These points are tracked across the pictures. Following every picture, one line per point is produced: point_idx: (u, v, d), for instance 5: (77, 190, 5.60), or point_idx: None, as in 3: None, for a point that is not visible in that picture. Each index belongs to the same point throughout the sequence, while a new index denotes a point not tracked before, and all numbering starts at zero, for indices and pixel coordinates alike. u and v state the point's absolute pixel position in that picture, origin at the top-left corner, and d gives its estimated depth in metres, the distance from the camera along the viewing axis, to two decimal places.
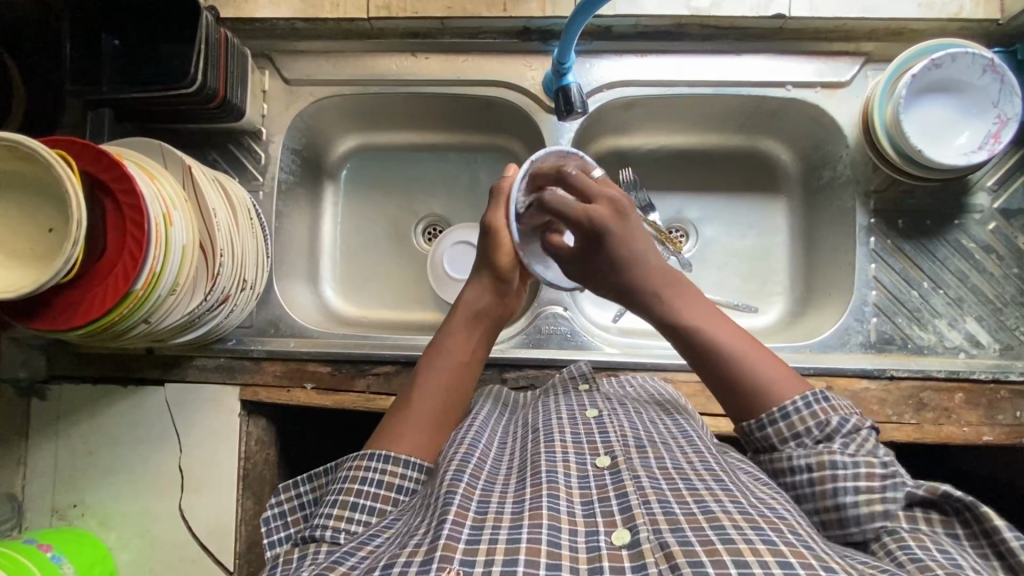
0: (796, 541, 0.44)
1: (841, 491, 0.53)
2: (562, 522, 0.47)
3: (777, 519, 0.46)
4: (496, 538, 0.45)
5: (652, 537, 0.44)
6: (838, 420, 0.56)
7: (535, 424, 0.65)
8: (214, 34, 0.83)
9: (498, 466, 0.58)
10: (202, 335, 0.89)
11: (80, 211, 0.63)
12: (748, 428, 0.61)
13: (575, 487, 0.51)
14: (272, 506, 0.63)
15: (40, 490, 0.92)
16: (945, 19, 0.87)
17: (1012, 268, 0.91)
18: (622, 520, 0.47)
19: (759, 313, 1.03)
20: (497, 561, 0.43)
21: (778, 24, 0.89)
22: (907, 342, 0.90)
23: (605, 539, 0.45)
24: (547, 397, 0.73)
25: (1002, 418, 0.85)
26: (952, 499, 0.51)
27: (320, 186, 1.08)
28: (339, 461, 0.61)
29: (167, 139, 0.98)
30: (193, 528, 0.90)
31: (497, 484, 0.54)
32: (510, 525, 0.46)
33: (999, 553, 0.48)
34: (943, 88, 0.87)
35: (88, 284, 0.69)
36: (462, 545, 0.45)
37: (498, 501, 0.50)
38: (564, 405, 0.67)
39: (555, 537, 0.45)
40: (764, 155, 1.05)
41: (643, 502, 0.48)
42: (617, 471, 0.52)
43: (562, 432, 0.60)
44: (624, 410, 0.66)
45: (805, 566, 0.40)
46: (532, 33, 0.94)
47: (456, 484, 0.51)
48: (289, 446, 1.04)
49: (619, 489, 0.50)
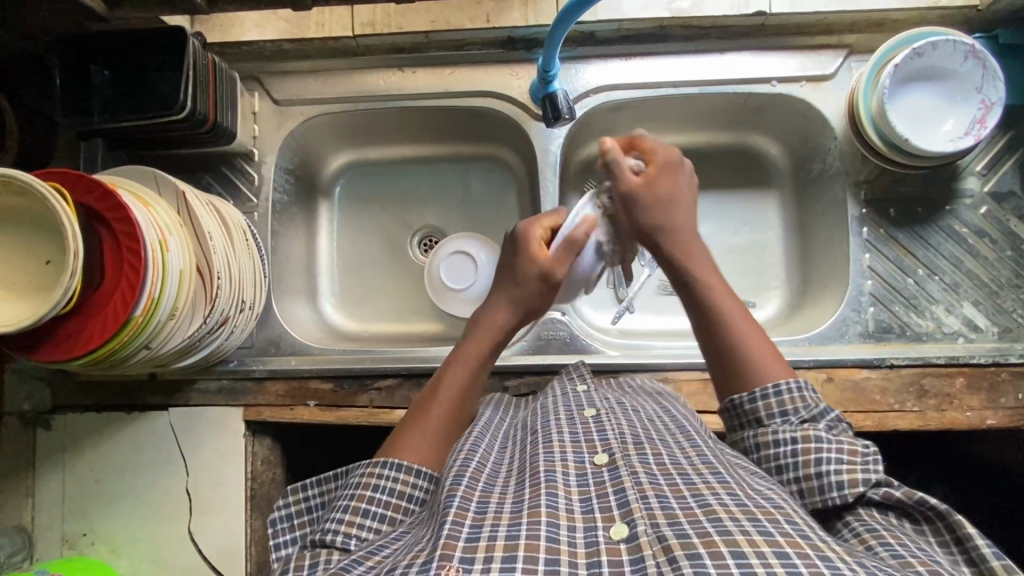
0: (793, 532, 0.44)
1: (823, 461, 0.55)
2: (560, 518, 0.47)
3: (775, 510, 0.47)
4: (496, 535, 0.46)
5: (650, 531, 0.45)
6: (824, 406, 0.60)
7: (534, 425, 0.65)
8: (203, 60, 0.84)
9: (498, 469, 0.59)
10: (203, 358, 0.89)
11: (77, 242, 0.63)
12: (739, 400, 0.63)
13: (573, 484, 0.52)
14: (279, 507, 0.64)
15: (49, 521, 0.92)
16: (924, 8, 0.88)
17: (1006, 250, 0.91)
18: (620, 515, 0.47)
19: (758, 308, 1.03)
20: (495, 558, 0.44)
21: (759, 20, 0.90)
22: (905, 329, 0.90)
23: (603, 534, 0.46)
24: (546, 398, 0.73)
25: (1005, 401, 0.85)
26: (925, 507, 0.51)
27: (314, 205, 1.08)
28: (351, 471, 0.62)
29: (160, 165, 0.98)
30: (204, 551, 0.90)
31: (497, 485, 0.55)
32: (508, 523, 0.47)
33: (970, 558, 0.48)
34: (927, 76, 0.88)
35: (88, 314, 0.70)
36: (462, 543, 0.45)
37: (497, 502, 0.51)
38: (561, 406, 0.68)
39: (554, 533, 0.46)
40: (753, 150, 1.06)
41: (641, 496, 0.49)
42: (615, 467, 0.53)
43: (559, 432, 0.60)
44: (622, 408, 0.66)
45: (800, 556, 0.41)
46: (517, 43, 0.95)
47: (456, 488, 0.52)
48: (295, 464, 1.04)
49: (616, 484, 0.51)
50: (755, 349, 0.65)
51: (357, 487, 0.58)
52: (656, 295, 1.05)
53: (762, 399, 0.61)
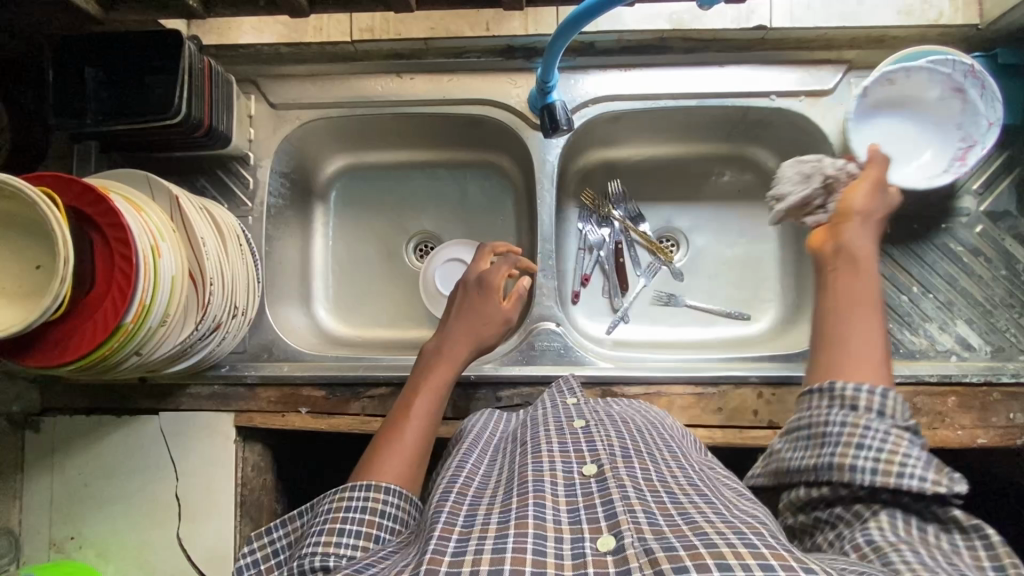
0: (775, 543, 0.43)
1: (905, 472, 0.50)
2: (547, 530, 0.47)
3: (758, 525, 0.46)
4: (482, 549, 0.45)
5: (637, 544, 0.44)
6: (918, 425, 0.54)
7: (523, 437, 0.65)
8: (197, 63, 0.84)
9: (486, 481, 0.59)
10: (194, 364, 0.89)
11: (67, 249, 0.63)
12: (831, 387, 0.57)
13: (561, 495, 0.52)
14: (245, 554, 0.64)
15: (36, 524, 0.92)
16: (925, 25, 0.88)
17: (1000, 269, 0.91)
18: (608, 527, 0.47)
19: (753, 321, 1.03)
20: (482, 569, 0.43)
21: (759, 35, 0.90)
22: (898, 347, 0.90)
23: (591, 546, 0.45)
24: (535, 410, 0.72)
25: (996, 421, 0.85)
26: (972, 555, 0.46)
27: (310, 208, 1.08)
28: (316, 508, 0.61)
29: (154, 168, 0.97)
30: (192, 557, 0.89)
31: (485, 497, 0.55)
32: (496, 536, 0.47)
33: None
34: (925, 92, 0.89)
35: (77, 319, 0.69)
36: (447, 557, 0.45)
37: (485, 514, 0.51)
38: (551, 416, 0.67)
39: (540, 545, 0.45)
40: (751, 163, 1.06)
41: (628, 510, 0.48)
42: (603, 479, 0.53)
43: (549, 442, 0.60)
44: (610, 420, 0.66)
45: (786, 568, 0.40)
46: (516, 51, 0.94)
47: (443, 504, 0.52)
48: (286, 470, 1.04)
49: (605, 496, 0.51)
50: (869, 345, 0.60)
51: (327, 517, 0.58)
52: (652, 306, 1.04)
53: (870, 392, 0.55)
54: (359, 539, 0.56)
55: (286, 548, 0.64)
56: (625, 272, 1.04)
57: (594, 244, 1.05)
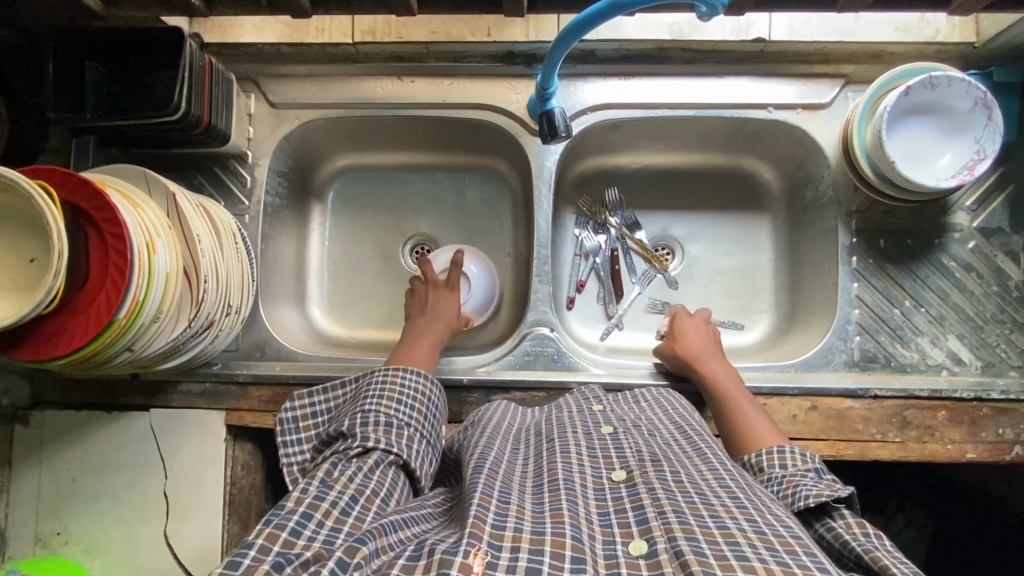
0: (811, 564, 0.43)
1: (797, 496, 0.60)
2: (580, 524, 0.48)
3: (793, 540, 0.46)
4: (521, 527, 0.47)
5: (669, 547, 0.45)
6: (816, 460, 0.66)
7: (551, 433, 0.66)
8: (197, 62, 0.83)
9: (517, 466, 0.60)
10: (188, 360, 0.89)
11: (61, 243, 0.62)
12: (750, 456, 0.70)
13: (591, 497, 0.53)
14: (287, 410, 0.79)
15: (23, 519, 0.91)
16: (922, 42, 0.90)
17: (992, 286, 0.92)
18: (640, 532, 0.47)
19: (746, 330, 1.04)
20: (523, 548, 0.45)
21: (758, 47, 0.90)
22: (890, 360, 0.91)
23: (623, 548, 0.46)
24: (561, 412, 0.73)
25: (985, 436, 0.86)
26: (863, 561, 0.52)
27: (307, 208, 1.08)
28: (369, 380, 0.74)
29: (151, 164, 0.97)
30: (179, 555, 0.89)
31: (517, 481, 0.56)
32: (533, 520, 0.48)
33: None
34: (925, 109, 0.88)
35: (73, 314, 0.69)
36: (489, 526, 0.47)
37: (518, 497, 0.52)
38: (578, 421, 0.67)
39: (577, 534, 0.47)
40: (747, 173, 1.06)
41: (659, 514, 0.48)
42: (633, 484, 0.53)
43: (577, 444, 0.61)
44: (639, 430, 0.66)
45: None
46: (517, 58, 0.95)
47: (479, 476, 0.54)
48: (277, 469, 1.03)
49: (635, 501, 0.51)
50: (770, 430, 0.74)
51: (385, 386, 0.72)
52: (645, 314, 1.05)
53: (768, 451, 0.69)
54: (410, 411, 0.70)
55: (323, 411, 0.79)
56: (620, 279, 1.04)
57: (590, 250, 1.05)
